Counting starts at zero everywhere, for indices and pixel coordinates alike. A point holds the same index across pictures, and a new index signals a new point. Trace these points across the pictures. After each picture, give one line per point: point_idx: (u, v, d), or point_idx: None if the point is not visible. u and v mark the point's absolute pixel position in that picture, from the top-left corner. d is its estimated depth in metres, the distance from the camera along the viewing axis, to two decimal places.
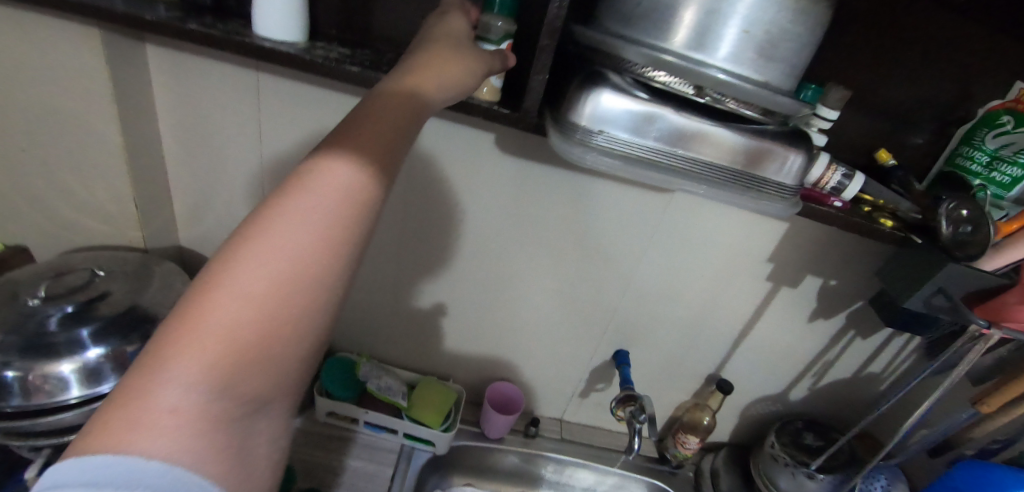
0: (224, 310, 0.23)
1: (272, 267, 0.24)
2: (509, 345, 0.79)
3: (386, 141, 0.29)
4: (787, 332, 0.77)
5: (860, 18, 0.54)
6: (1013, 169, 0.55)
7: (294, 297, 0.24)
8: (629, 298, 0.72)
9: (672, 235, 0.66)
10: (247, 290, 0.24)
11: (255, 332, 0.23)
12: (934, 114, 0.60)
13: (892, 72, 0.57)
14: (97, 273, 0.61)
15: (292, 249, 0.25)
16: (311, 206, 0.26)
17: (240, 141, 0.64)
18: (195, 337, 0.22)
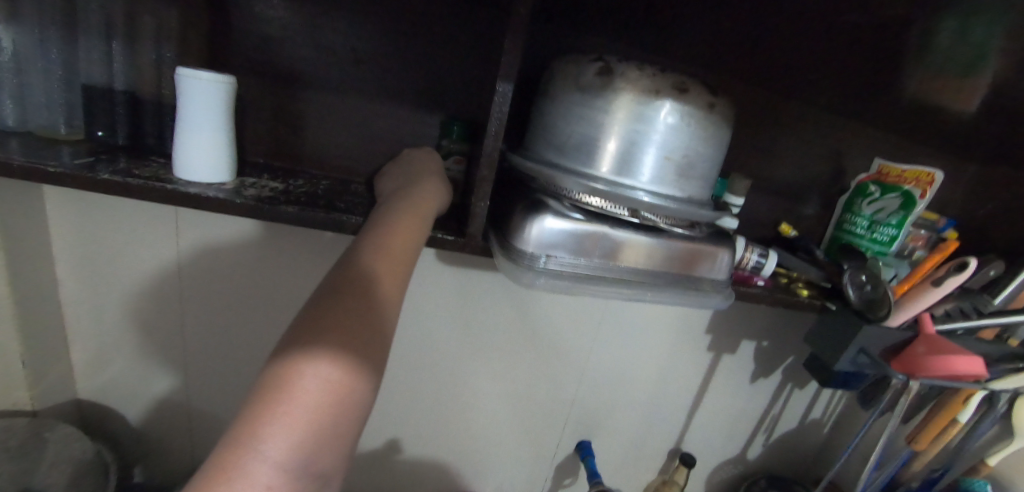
0: (309, 387, 0.24)
1: (347, 341, 0.26)
2: (470, 452, 0.74)
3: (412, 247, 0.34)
4: (735, 395, 0.80)
5: (745, 117, 0.63)
6: (889, 229, 0.62)
7: (364, 374, 0.26)
8: (586, 388, 0.72)
9: (618, 321, 0.68)
10: (329, 368, 0.25)
11: (335, 410, 0.24)
12: (817, 189, 0.69)
13: (779, 157, 0.66)
14: None
15: (358, 329, 0.27)
16: (365, 295, 0.28)
17: (158, 275, 0.59)
18: (281, 417, 0.23)
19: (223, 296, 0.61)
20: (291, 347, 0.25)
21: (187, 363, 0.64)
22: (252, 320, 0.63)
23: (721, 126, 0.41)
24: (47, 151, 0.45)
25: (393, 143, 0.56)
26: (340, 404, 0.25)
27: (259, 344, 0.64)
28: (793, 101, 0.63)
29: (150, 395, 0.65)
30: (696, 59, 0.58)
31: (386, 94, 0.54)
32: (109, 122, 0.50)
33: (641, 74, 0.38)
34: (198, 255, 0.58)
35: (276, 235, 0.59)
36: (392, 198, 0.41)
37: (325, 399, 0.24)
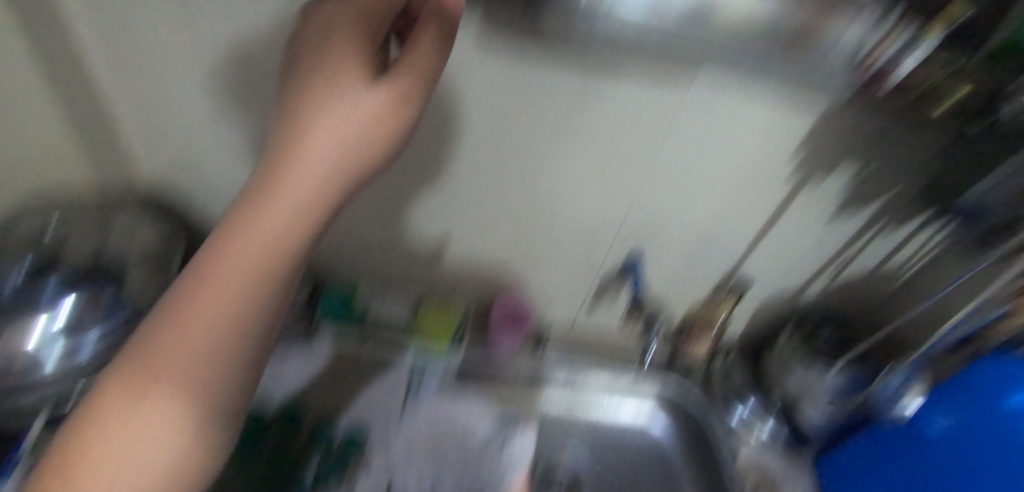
0: (250, 248, 0.28)
1: (270, 226, 0.28)
2: (515, 256, 0.77)
3: (342, 150, 0.28)
4: (805, 232, 0.72)
5: None
6: None
7: (284, 251, 0.29)
8: (639, 205, 0.68)
9: (685, 137, 0.58)
10: (269, 235, 0.28)
11: (219, 313, 0.28)
12: None
13: None
14: (60, 235, 0.63)
15: (265, 229, 0.28)
16: (287, 187, 0.28)
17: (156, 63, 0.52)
18: (181, 323, 0.28)
19: (240, 95, 0.55)
20: (225, 241, 0.28)
21: (227, 164, 0.64)
22: (275, 116, 0.58)
23: None
24: None
25: None
26: (253, 282, 0.28)
27: None
28: None
29: (204, 191, 0.68)
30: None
31: None
32: None
33: None
34: (192, 38, 0.50)
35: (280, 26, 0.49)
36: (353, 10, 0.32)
37: (268, 254, 0.28)
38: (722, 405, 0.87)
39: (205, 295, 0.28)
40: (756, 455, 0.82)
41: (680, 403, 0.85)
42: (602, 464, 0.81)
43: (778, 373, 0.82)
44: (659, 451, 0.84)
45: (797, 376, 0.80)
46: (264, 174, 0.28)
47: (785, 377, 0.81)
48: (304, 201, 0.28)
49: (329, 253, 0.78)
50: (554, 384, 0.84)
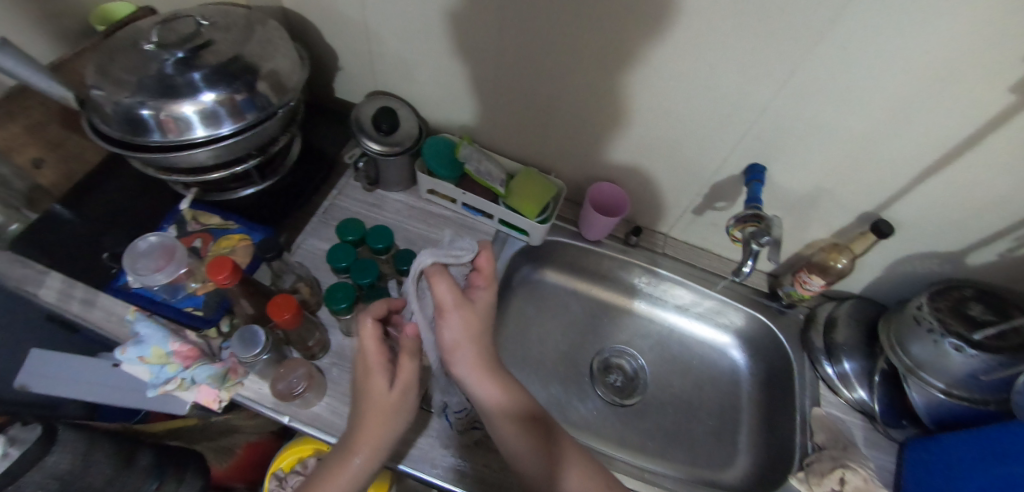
0: (352, 463, 0.50)
1: (368, 442, 0.51)
2: (623, 145, 0.72)
3: (393, 408, 0.52)
4: (1005, 173, 0.57)
5: None
6: None
7: (366, 449, 0.51)
8: (788, 95, 0.57)
9: (877, 3, 0.47)
10: (376, 440, 0.51)
11: (341, 483, 0.50)
12: None
13: None
14: (201, 23, 0.59)
15: (365, 443, 0.51)
16: (376, 429, 0.51)
17: None
18: (331, 477, 0.50)
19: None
20: (345, 445, 0.51)
21: None
22: None
23: None
24: None
25: None
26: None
27: None
28: None
29: (345, 22, 0.71)
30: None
31: None
32: None
33: None
34: None
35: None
36: None
37: (380, 436, 0.51)
38: (810, 355, 0.77)
39: (362, 441, 0.51)
40: (834, 414, 0.72)
41: (773, 332, 0.80)
42: (667, 367, 0.84)
43: (892, 345, 0.69)
44: (734, 371, 0.84)
45: (922, 351, 0.65)
46: (366, 376, 0.53)
47: (905, 350, 0.67)
48: (395, 409, 0.52)
49: (441, 108, 0.79)
50: (636, 291, 0.87)
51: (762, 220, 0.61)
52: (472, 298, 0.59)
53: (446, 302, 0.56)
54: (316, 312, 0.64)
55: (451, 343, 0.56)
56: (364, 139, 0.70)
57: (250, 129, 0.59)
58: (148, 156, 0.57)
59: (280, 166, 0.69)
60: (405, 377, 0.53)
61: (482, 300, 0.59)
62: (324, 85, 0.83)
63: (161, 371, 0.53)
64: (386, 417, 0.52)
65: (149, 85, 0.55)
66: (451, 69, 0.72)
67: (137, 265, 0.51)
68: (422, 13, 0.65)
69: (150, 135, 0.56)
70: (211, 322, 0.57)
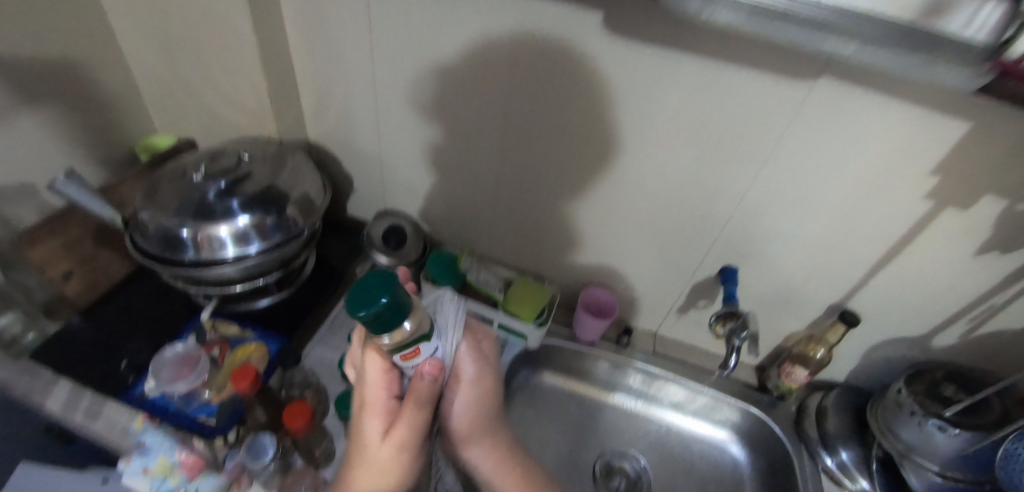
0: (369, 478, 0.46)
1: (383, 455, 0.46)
2: (609, 253, 0.80)
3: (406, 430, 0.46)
4: (940, 266, 0.65)
5: None
6: None
7: (380, 465, 0.46)
8: (744, 208, 0.67)
9: (806, 140, 0.57)
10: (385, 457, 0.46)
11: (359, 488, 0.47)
12: None
13: None
14: (241, 158, 0.70)
15: (379, 460, 0.46)
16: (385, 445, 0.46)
17: (355, 37, 0.67)
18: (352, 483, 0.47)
19: (406, 75, 0.69)
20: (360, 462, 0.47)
21: (381, 129, 0.77)
22: (430, 92, 0.69)
23: None
24: None
25: None
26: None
27: (435, 116, 0.72)
28: None
29: (362, 151, 0.82)
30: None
31: None
32: None
33: None
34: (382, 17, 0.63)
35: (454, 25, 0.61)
36: None
37: (394, 452, 0.46)
38: (808, 448, 0.78)
39: (371, 456, 0.47)
40: None
41: (768, 426, 0.81)
42: (669, 470, 0.83)
43: (883, 431, 0.71)
44: (736, 469, 0.83)
45: (910, 435, 0.67)
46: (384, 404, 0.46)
47: (895, 434, 0.69)
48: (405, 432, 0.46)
49: (444, 223, 0.88)
50: (632, 390, 0.89)
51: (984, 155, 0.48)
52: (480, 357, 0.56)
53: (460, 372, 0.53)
54: (323, 419, 0.65)
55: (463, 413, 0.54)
56: (375, 253, 0.78)
57: (275, 248, 0.66)
58: (181, 270, 0.63)
59: (296, 278, 0.75)
60: (409, 434, 0.46)
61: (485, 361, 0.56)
62: (338, 205, 0.93)
63: (161, 484, 0.52)
64: (377, 477, 0.46)
65: (189, 210, 0.62)
66: (454, 189, 0.82)
67: (161, 374, 0.58)
68: (428, 144, 0.76)
69: (185, 252, 0.62)
70: (221, 430, 0.58)
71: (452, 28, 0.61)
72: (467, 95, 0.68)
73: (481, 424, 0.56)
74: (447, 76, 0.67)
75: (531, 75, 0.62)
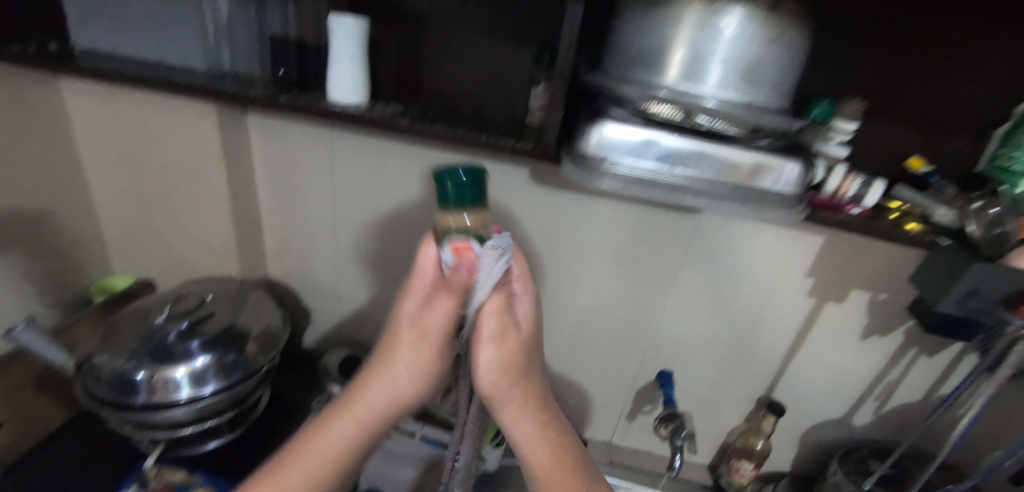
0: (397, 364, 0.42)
1: (402, 371, 0.42)
2: (558, 365, 0.86)
3: (427, 347, 0.41)
4: (836, 352, 0.76)
5: (876, 30, 0.54)
6: None
7: (399, 360, 0.42)
8: (668, 317, 0.76)
9: (703, 257, 0.70)
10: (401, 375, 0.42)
11: (371, 410, 0.43)
12: (975, 118, 0.57)
13: (924, 75, 0.56)
14: (204, 299, 0.73)
15: (397, 380, 0.43)
16: (402, 373, 0.42)
17: (319, 186, 0.77)
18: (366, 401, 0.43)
19: (367, 216, 0.78)
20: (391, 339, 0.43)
21: (342, 264, 0.84)
22: (386, 229, 0.79)
23: (791, 29, 0.40)
24: (247, 84, 0.64)
25: (504, 76, 0.62)
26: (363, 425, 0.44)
27: (392, 248, 0.80)
28: (954, 13, 0.52)
29: (321, 286, 0.88)
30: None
31: (488, 23, 0.59)
32: (286, 62, 0.66)
33: None
34: (345, 170, 0.75)
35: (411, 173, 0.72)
36: (449, 133, 0.54)
37: (410, 376, 0.42)
38: None
39: (387, 374, 0.43)
40: None
41: None
42: None
43: None
44: None
45: None
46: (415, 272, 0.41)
47: None
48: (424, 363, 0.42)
49: None
50: None
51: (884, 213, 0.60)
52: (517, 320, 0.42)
53: (486, 330, 0.39)
54: None
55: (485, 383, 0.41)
56: (329, 384, 0.79)
57: (230, 387, 0.67)
58: (130, 416, 0.62)
59: (247, 417, 0.74)
60: (419, 362, 0.42)
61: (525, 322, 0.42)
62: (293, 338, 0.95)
63: None
64: (381, 388, 0.43)
65: (146, 352, 0.64)
66: None
67: None
68: (385, 275, 0.83)
69: (136, 397, 0.62)
70: None
71: (408, 177, 0.73)
72: (420, 232, 0.77)
73: (510, 404, 0.42)
74: (405, 214, 0.76)
75: None
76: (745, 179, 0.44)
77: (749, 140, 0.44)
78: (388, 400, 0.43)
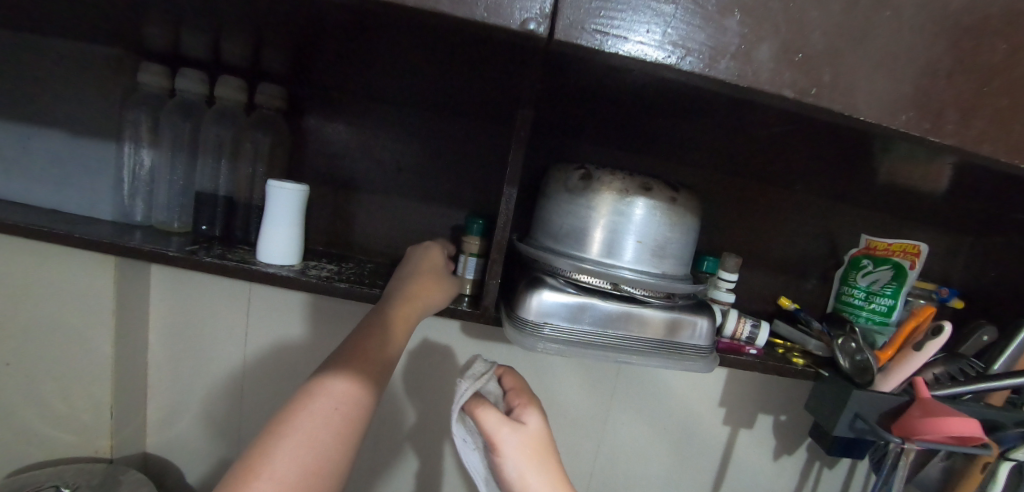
0: (327, 397, 0.40)
1: (335, 398, 0.40)
2: None
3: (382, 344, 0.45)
4: (757, 476, 0.80)
5: (735, 200, 0.68)
6: (887, 299, 0.65)
7: (330, 394, 0.40)
8: (603, 457, 0.76)
9: (629, 394, 0.74)
10: (334, 403, 0.40)
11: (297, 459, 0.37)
12: (817, 264, 0.72)
13: (775, 234, 0.70)
14: (60, 491, 0.61)
15: (327, 412, 0.39)
16: (326, 409, 0.39)
17: (229, 339, 0.71)
18: (282, 450, 0.37)
19: (283, 370, 0.71)
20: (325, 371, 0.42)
21: (245, 426, 0.74)
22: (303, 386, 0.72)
23: (687, 215, 0.50)
24: (161, 237, 0.60)
25: (437, 232, 0.66)
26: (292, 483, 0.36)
27: None
28: (785, 189, 0.69)
29: (217, 453, 0.74)
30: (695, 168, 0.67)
31: (425, 189, 0.65)
32: (210, 219, 0.63)
33: (613, 177, 0.49)
34: (263, 321, 0.70)
35: (337, 324, 0.69)
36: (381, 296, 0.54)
37: (339, 405, 0.40)
38: None
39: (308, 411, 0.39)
40: None
41: None
42: None
43: None
44: None
45: None
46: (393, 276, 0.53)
47: None
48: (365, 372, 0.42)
49: None
50: None
51: (775, 343, 0.69)
52: (522, 418, 0.48)
53: (493, 431, 0.46)
54: None
55: (514, 478, 0.45)
56: None
57: None
58: None
59: None
60: (334, 407, 0.39)
61: (532, 421, 0.48)
62: None
63: None
64: (308, 433, 0.38)
65: None
66: None
67: None
68: None
69: None
70: None
71: (330, 326, 0.70)
72: None
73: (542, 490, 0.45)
74: None
75: (403, 364, 0.70)
76: (666, 335, 0.50)
77: (665, 300, 0.51)
78: (316, 440, 0.38)
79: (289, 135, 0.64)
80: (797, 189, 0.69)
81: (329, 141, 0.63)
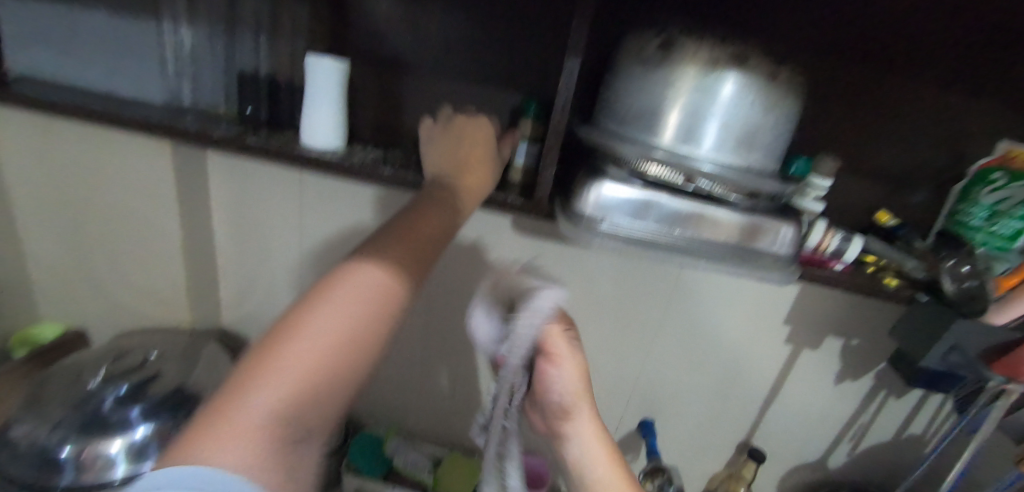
0: (353, 289, 0.33)
1: (356, 291, 0.33)
2: None
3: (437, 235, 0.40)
4: (813, 398, 0.76)
5: (843, 92, 0.57)
6: (1015, 222, 0.51)
7: (352, 288, 0.33)
8: (650, 365, 0.75)
9: (684, 305, 0.70)
10: (359, 296, 0.33)
11: (311, 361, 0.30)
12: (936, 173, 0.60)
13: (888, 134, 0.58)
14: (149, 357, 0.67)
15: (346, 308, 0.32)
16: (347, 303, 0.32)
17: (283, 228, 0.72)
18: (292, 352, 0.30)
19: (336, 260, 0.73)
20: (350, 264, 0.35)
21: None
22: None
23: (786, 98, 0.41)
24: (210, 121, 0.59)
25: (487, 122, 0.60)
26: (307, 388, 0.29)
27: None
28: (914, 77, 0.55)
29: None
30: (796, 46, 0.55)
31: (474, 70, 0.58)
32: (254, 101, 0.61)
33: (699, 47, 0.40)
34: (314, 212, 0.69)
35: (382, 217, 0.68)
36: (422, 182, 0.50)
37: (364, 300, 0.33)
38: None
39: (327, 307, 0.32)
40: None
41: None
42: None
43: None
44: None
45: None
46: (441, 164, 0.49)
47: None
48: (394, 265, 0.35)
49: (359, 402, 0.83)
50: None
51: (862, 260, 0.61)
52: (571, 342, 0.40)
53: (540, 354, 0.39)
54: None
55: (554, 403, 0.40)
56: None
57: None
58: None
59: None
60: (359, 301, 0.32)
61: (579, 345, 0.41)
62: None
63: None
64: (326, 333, 0.31)
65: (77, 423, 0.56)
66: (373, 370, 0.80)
67: None
68: None
69: (62, 475, 0.54)
70: None
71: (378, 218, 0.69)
72: None
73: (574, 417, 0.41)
74: None
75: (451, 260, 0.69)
76: (742, 241, 0.44)
77: (746, 200, 0.44)
78: (334, 342, 0.31)
79: (326, 7, 0.58)
80: (932, 78, 0.55)
81: (369, 14, 0.57)
